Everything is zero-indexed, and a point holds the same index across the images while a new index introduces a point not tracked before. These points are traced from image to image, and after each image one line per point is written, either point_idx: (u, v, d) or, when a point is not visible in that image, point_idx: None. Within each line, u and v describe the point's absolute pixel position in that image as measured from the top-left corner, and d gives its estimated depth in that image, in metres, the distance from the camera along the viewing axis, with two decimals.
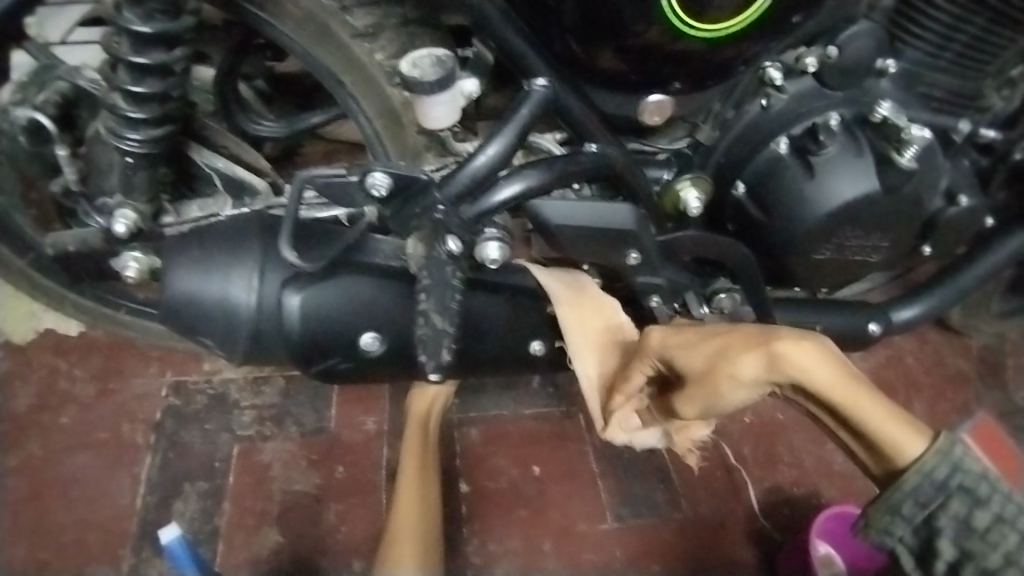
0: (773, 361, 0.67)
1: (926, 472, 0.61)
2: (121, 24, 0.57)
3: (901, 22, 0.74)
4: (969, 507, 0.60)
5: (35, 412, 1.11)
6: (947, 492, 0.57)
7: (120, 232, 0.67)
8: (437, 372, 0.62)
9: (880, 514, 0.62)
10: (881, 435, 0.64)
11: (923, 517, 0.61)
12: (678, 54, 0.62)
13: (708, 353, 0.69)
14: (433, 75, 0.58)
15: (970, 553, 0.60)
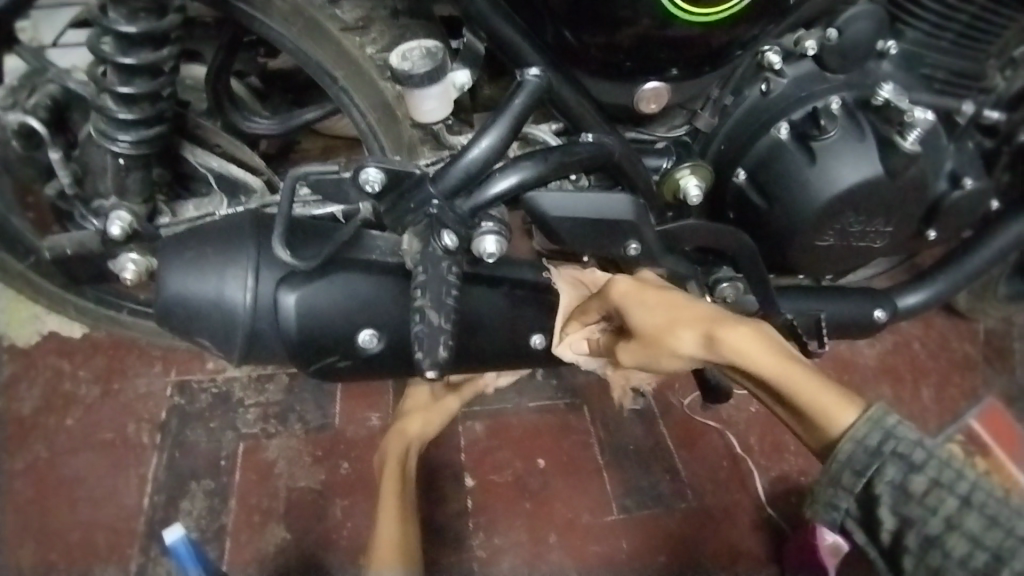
0: (716, 334, 0.62)
1: (855, 439, 0.54)
2: (107, 24, 0.56)
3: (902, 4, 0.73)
4: (905, 474, 0.52)
5: (41, 414, 1.11)
6: (891, 464, 0.52)
7: (115, 233, 0.66)
8: (434, 372, 0.58)
9: (821, 487, 0.55)
10: (814, 409, 0.58)
11: (858, 485, 0.53)
12: (673, 40, 0.61)
13: (654, 313, 0.65)
14: (424, 67, 0.57)
15: (906, 520, 0.51)
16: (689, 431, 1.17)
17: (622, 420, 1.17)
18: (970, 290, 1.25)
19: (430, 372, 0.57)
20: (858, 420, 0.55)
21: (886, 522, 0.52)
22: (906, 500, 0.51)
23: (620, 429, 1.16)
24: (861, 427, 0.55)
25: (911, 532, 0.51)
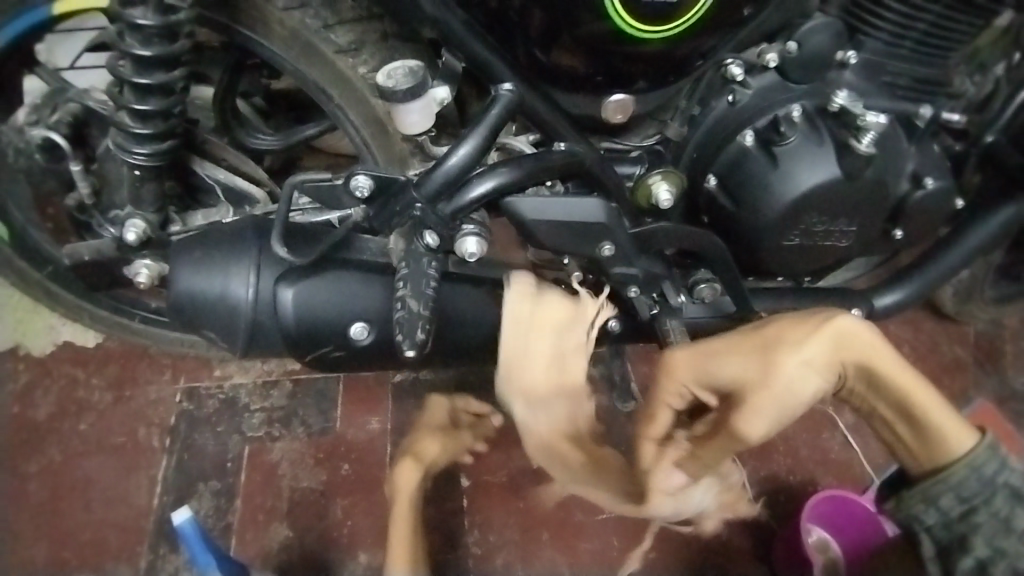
0: (841, 343, 0.69)
1: (975, 466, 0.64)
2: (124, 49, 0.63)
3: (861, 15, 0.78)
4: (1010, 507, 0.64)
5: (55, 419, 1.17)
6: (1000, 497, 0.64)
7: (131, 240, 0.73)
8: (416, 352, 0.64)
9: (911, 501, 0.66)
10: (944, 429, 0.66)
11: (962, 510, 0.64)
12: (630, 52, 0.66)
13: (763, 356, 0.71)
14: (404, 85, 0.63)
15: (1000, 549, 0.62)
16: None
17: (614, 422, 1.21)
18: (955, 292, 1.30)
19: (410, 352, 0.63)
20: (975, 443, 0.65)
21: (981, 548, 0.62)
22: (1005, 532, 0.63)
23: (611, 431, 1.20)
24: (976, 452, 0.65)
25: (1000, 562, 0.62)
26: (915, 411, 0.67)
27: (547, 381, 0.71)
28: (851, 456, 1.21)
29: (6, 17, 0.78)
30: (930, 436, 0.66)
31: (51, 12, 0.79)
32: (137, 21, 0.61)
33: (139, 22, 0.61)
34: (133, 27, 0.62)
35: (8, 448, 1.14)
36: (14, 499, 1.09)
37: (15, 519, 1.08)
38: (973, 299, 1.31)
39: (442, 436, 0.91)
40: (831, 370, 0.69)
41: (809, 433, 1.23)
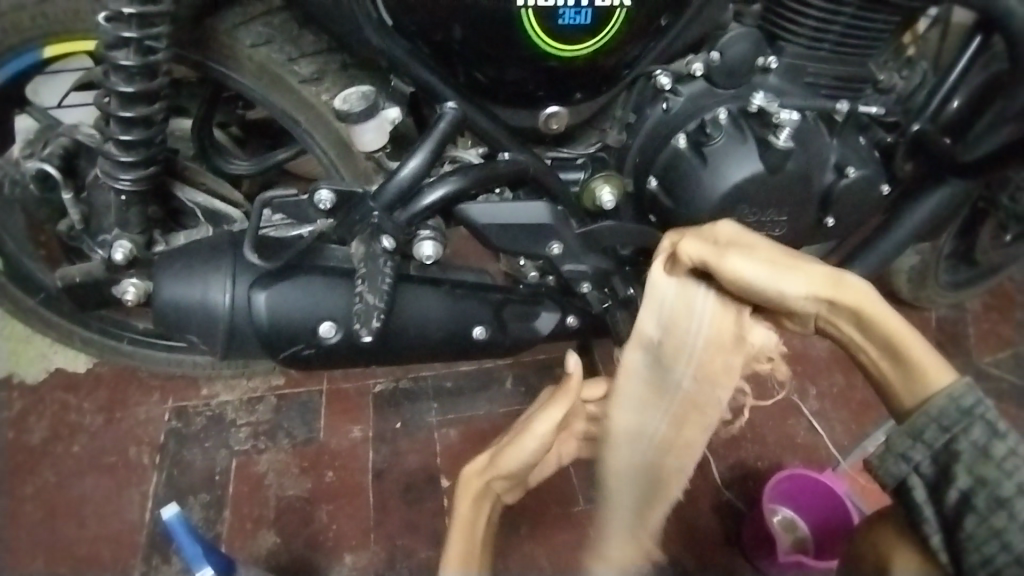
0: (839, 281, 0.63)
1: (952, 398, 0.58)
2: (109, 86, 0.70)
3: (779, 25, 0.87)
4: (989, 437, 0.57)
5: (48, 443, 1.21)
6: (978, 427, 0.57)
7: (118, 259, 0.79)
8: (372, 337, 0.72)
9: (898, 438, 0.60)
10: (919, 361, 0.60)
11: (942, 439, 0.58)
12: (562, 71, 0.74)
13: (777, 256, 0.65)
14: (359, 107, 0.70)
15: (980, 479, 0.56)
16: None
17: None
18: (910, 279, 1.37)
19: (367, 337, 0.71)
20: (947, 383, 0.59)
21: (963, 478, 0.57)
22: (983, 462, 0.56)
23: None
24: (955, 387, 0.59)
25: (981, 493, 0.56)
26: (903, 351, 0.61)
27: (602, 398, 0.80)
28: (817, 440, 1.27)
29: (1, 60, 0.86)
30: (910, 368, 0.61)
31: (41, 55, 0.86)
32: (119, 62, 0.68)
33: (122, 63, 0.68)
34: (116, 66, 0.69)
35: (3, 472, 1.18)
36: (9, 520, 1.13)
37: (11, 539, 1.12)
38: (928, 285, 1.39)
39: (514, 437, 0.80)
40: (824, 293, 0.63)
41: (775, 420, 1.29)
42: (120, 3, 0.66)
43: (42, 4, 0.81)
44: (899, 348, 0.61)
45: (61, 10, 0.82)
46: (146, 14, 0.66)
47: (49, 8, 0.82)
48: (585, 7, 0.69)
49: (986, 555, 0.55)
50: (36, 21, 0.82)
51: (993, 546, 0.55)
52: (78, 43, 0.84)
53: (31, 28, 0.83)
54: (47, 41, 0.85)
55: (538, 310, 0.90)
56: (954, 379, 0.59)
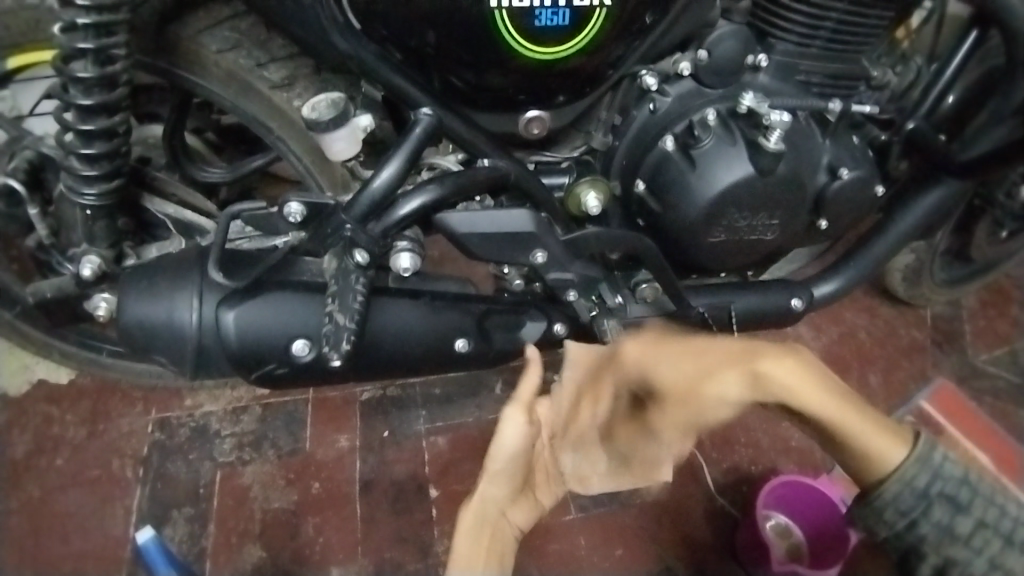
0: (759, 378, 0.68)
1: (904, 480, 0.61)
2: (67, 100, 0.67)
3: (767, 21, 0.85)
4: (953, 515, 0.61)
5: (31, 456, 1.18)
6: (942, 506, 0.61)
7: (87, 275, 0.77)
8: (343, 361, 0.68)
9: (868, 515, 0.63)
10: (866, 448, 0.64)
11: (903, 522, 0.61)
12: (540, 75, 0.71)
13: (705, 375, 0.70)
14: (328, 115, 0.67)
15: (950, 558, 0.60)
16: None
17: None
18: (905, 276, 1.36)
19: (337, 361, 0.68)
20: (907, 458, 0.63)
21: (934, 557, 0.61)
22: (952, 541, 0.60)
23: None
24: (909, 465, 0.62)
25: (954, 569, 0.60)
26: (839, 436, 0.66)
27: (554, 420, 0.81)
28: (812, 443, 1.25)
29: None
30: (859, 455, 0.64)
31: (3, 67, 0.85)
32: (77, 74, 0.65)
33: (79, 75, 0.65)
34: (74, 79, 0.66)
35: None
36: None
37: None
38: (925, 283, 1.37)
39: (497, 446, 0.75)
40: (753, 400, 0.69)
41: (771, 423, 1.27)
42: (73, 13, 0.63)
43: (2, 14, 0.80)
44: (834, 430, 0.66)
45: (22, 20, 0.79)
46: (101, 23, 0.64)
47: (10, 18, 0.80)
48: (562, 7, 0.66)
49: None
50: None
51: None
52: (44, 51, 0.84)
53: None
54: (9, 53, 0.84)
55: (523, 319, 0.87)
56: (908, 452, 0.63)
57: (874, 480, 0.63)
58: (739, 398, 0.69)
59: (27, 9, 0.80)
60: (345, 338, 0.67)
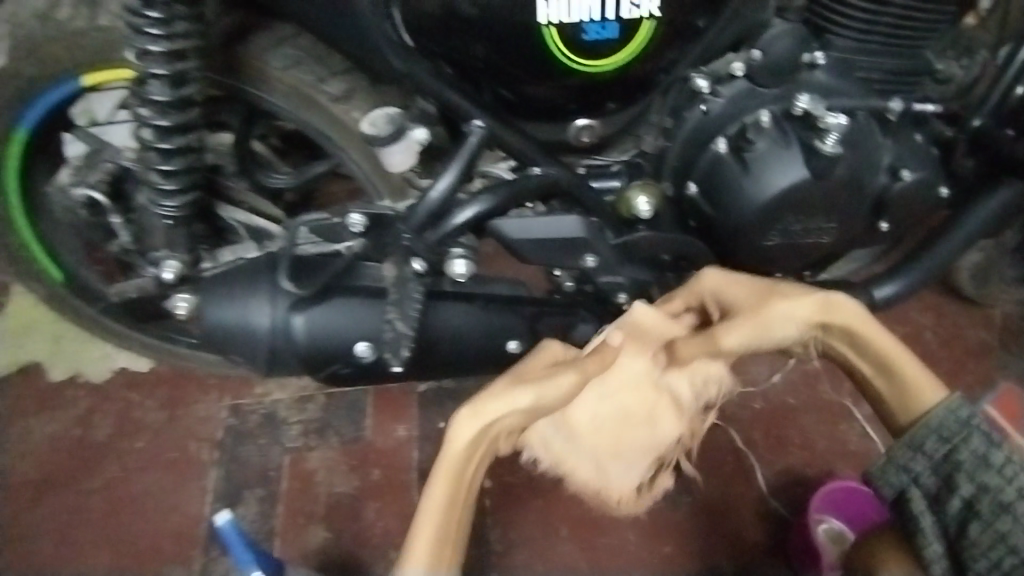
0: (829, 304, 0.78)
1: (947, 406, 0.69)
2: (143, 120, 0.73)
3: (824, 16, 0.82)
4: (988, 447, 0.66)
5: (115, 439, 1.28)
6: (977, 438, 0.66)
7: (168, 278, 0.81)
8: (403, 366, 0.73)
9: (900, 451, 0.70)
10: (912, 378, 0.73)
11: (943, 450, 0.68)
12: (588, 84, 0.72)
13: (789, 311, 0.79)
14: (384, 132, 0.74)
15: (983, 485, 0.65)
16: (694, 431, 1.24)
17: None
18: (973, 274, 1.31)
19: (397, 365, 0.72)
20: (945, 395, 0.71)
21: (965, 486, 0.66)
22: (985, 468, 0.65)
23: None
24: (952, 401, 0.69)
25: (986, 497, 0.65)
26: (892, 365, 0.75)
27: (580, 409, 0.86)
28: (870, 447, 1.23)
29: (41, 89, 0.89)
30: (905, 386, 0.74)
31: (79, 84, 0.88)
32: (152, 96, 0.71)
33: (154, 97, 0.71)
34: (150, 101, 0.72)
35: (72, 467, 1.25)
36: (78, 511, 1.22)
37: (83, 529, 1.20)
38: (995, 282, 1.32)
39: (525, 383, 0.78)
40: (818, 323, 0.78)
41: (827, 425, 1.25)
42: (146, 41, 0.68)
43: (73, 34, 0.83)
44: (884, 359, 0.76)
45: (96, 41, 0.84)
46: (173, 50, 0.69)
47: (82, 39, 0.84)
48: (611, 21, 0.67)
49: (993, 559, 0.64)
50: (70, 52, 0.85)
51: (1000, 551, 0.63)
52: (112, 71, 0.87)
53: (67, 59, 0.86)
54: (83, 71, 0.87)
55: (578, 322, 0.89)
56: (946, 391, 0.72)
57: (903, 421, 0.73)
58: (804, 320, 0.79)
59: (98, 30, 0.83)
60: (403, 343, 0.72)
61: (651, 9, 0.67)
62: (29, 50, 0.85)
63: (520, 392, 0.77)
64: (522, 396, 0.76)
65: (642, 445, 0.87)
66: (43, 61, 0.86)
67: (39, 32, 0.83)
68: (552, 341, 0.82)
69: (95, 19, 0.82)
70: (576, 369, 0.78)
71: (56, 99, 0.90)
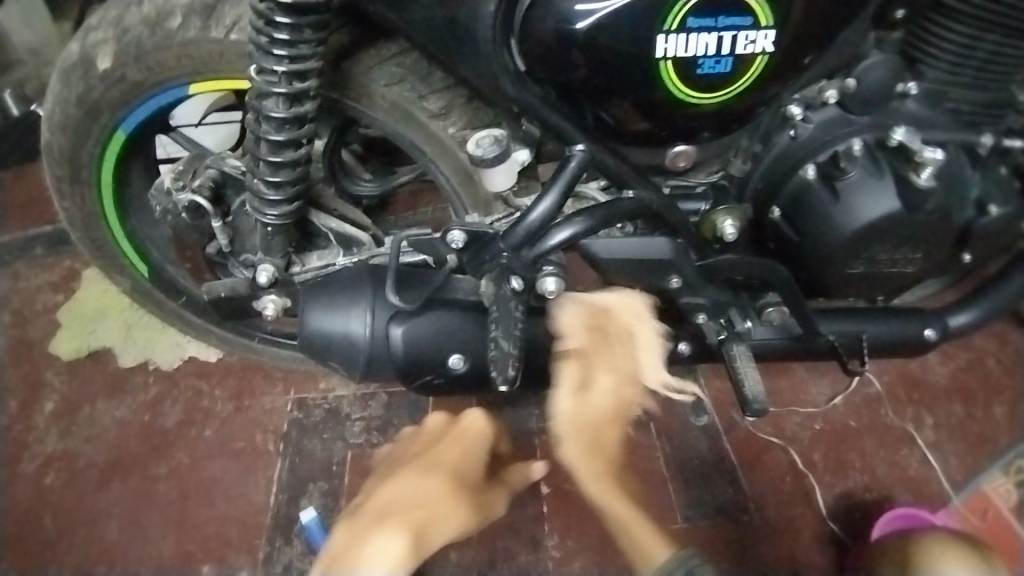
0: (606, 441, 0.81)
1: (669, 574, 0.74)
2: (262, 134, 0.76)
3: (914, 40, 0.80)
4: None
5: (182, 426, 1.31)
6: None
7: (263, 281, 0.87)
8: (507, 384, 0.77)
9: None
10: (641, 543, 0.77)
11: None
12: (696, 115, 0.76)
13: (596, 416, 0.80)
14: (492, 153, 0.75)
15: None
16: (753, 449, 1.23)
17: (684, 434, 1.24)
18: None
19: (504, 386, 0.76)
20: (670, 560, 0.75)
21: None
22: None
23: (682, 443, 1.23)
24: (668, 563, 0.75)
25: None
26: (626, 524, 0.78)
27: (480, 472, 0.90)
28: (931, 474, 1.21)
29: (147, 94, 0.92)
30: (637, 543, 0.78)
31: (187, 91, 0.92)
32: (270, 112, 0.74)
33: (271, 113, 0.74)
34: (268, 117, 0.75)
35: (141, 451, 1.29)
36: (146, 495, 1.24)
37: (148, 514, 1.23)
38: None
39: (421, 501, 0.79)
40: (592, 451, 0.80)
41: (888, 450, 1.23)
42: (273, 61, 0.72)
43: (185, 44, 0.87)
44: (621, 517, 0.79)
45: (205, 50, 0.87)
46: (296, 70, 0.72)
47: (192, 49, 0.87)
48: (725, 56, 0.71)
49: None
50: (180, 61, 0.88)
51: None
52: (221, 79, 0.91)
53: (176, 67, 0.89)
54: (193, 80, 0.91)
55: None
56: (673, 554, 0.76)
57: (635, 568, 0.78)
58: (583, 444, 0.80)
59: (208, 42, 0.86)
60: (508, 363, 0.75)
61: (765, 46, 0.72)
62: (139, 57, 0.88)
63: (444, 477, 0.84)
64: (463, 511, 0.81)
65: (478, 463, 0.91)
66: (149, 68, 0.89)
67: (152, 41, 0.87)
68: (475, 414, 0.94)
69: (209, 31, 0.86)
70: (462, 466, 0.89)
71: (162, 103, 0.94)
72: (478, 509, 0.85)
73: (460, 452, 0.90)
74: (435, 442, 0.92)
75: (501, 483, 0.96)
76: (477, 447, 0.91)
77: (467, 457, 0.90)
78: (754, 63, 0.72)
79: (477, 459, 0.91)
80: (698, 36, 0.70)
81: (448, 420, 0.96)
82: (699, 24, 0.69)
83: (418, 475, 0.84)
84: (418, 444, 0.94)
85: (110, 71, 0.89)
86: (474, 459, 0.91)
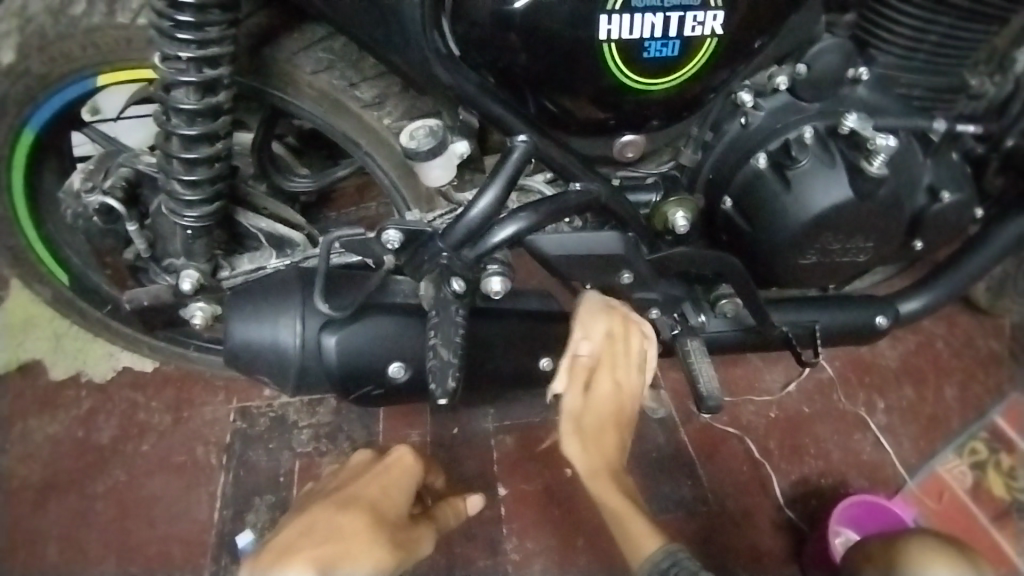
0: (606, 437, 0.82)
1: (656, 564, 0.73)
2: (171, 128, 0.70)
3: (869, 29, 0.80)
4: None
5: (117, 442, 1.23)
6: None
7: (186, 288, 0.80)
8: (447, 398, 0.71)
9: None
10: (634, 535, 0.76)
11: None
12: (643, 103, 0.72)
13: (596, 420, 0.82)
14: (426, 145, 0.71)
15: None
16: (710, 441, 1.21)
17: (643, 428, 1.21)
18: (987, 286, 1.32)
19: (443, 399, 0.70)
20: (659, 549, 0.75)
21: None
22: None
23: (642, 437, 1.20)
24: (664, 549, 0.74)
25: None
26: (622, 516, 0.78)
27: (403, 498, 0.89)
28: (885, 457, 1.21)
29: (53, 89, 0.84)
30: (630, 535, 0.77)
31: (96, 83, 0.84)
32: (179, 103, 0.68)
33: (181, 105, 0.68)
34: (177, 109, 0.69)
35: (74, 470, 1.20)
36: (78, 518, 1.16)
37: (81, 538, 1.14)
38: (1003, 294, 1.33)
39: (325, 536, 0.79)
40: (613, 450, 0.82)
41: (844, 436, 1.23)
42: (178, 46, 0.66)
43: (91, 32, 0.79)
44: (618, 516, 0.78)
45: (112, 38, 0.80)
46: (205, 57, 0.66)
47: (99, 37, 0.79)
48: (672, 39, 0.68)
49: None
50: (86, 51, 0.81)
51: None
52: (130, 70, 0.83)
53: (82, 57, 0.81)
54: (101, 70, 0.83)
55: None
56: (663, 545, 0.75)
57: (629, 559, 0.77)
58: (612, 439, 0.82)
59: (117, 28, 0.79)
60: (449, 373, 0.70)
61: (714, 27, 0.68)
62: (42, 47, 0.80)
63: (361, 512, 0.83)
64: (377, 547, 0.80)
65: (402, 494, 0.90)
66: (55, 59, 0.81)
67: (53, 27, 0.79)
68: (400, 450, 0.94)
69: (115, 16, 0.78)
70: (382, 495, 0.88)
71: (68, 98, 0.86)
72: (399, 545, 0.83)
73: (381, 488, 0.90)
74: (358, 478, 0.92)
75: (428, 519, 0.92)
76: (402, 482, 0.91)
77: (389, 493, 0.89)
78: (703, 46, 0.69)
79: (402, 496, 0.90)
80: (644, 16, 0.66)
81: (374, 457, 0.97)
82: (645, 3, 0.66)
83: (333, 509, 0.83)
84: (340, 479, 0.94)
85: (12, 65, 0.81)
86: (398, 490, 0.90)
